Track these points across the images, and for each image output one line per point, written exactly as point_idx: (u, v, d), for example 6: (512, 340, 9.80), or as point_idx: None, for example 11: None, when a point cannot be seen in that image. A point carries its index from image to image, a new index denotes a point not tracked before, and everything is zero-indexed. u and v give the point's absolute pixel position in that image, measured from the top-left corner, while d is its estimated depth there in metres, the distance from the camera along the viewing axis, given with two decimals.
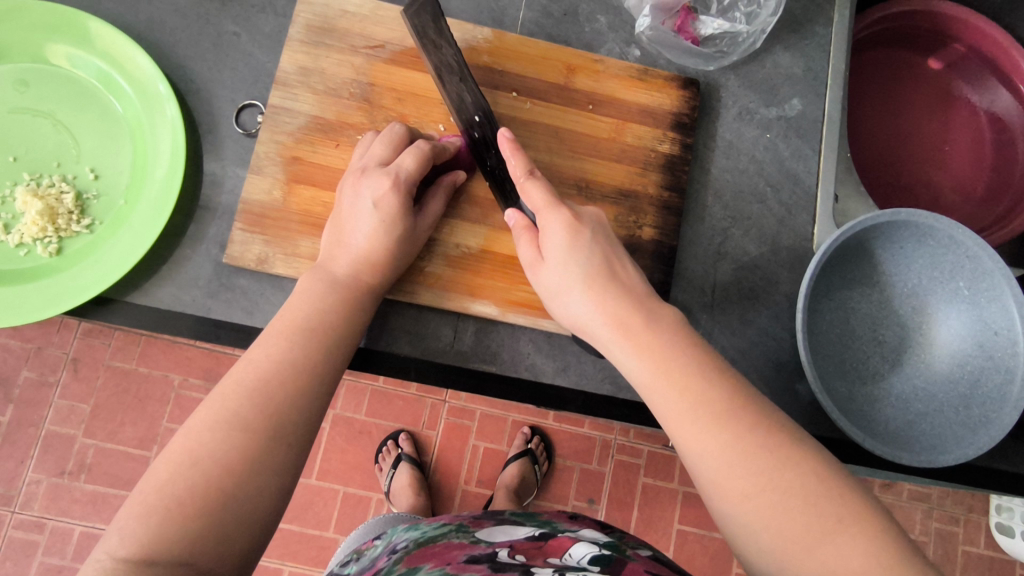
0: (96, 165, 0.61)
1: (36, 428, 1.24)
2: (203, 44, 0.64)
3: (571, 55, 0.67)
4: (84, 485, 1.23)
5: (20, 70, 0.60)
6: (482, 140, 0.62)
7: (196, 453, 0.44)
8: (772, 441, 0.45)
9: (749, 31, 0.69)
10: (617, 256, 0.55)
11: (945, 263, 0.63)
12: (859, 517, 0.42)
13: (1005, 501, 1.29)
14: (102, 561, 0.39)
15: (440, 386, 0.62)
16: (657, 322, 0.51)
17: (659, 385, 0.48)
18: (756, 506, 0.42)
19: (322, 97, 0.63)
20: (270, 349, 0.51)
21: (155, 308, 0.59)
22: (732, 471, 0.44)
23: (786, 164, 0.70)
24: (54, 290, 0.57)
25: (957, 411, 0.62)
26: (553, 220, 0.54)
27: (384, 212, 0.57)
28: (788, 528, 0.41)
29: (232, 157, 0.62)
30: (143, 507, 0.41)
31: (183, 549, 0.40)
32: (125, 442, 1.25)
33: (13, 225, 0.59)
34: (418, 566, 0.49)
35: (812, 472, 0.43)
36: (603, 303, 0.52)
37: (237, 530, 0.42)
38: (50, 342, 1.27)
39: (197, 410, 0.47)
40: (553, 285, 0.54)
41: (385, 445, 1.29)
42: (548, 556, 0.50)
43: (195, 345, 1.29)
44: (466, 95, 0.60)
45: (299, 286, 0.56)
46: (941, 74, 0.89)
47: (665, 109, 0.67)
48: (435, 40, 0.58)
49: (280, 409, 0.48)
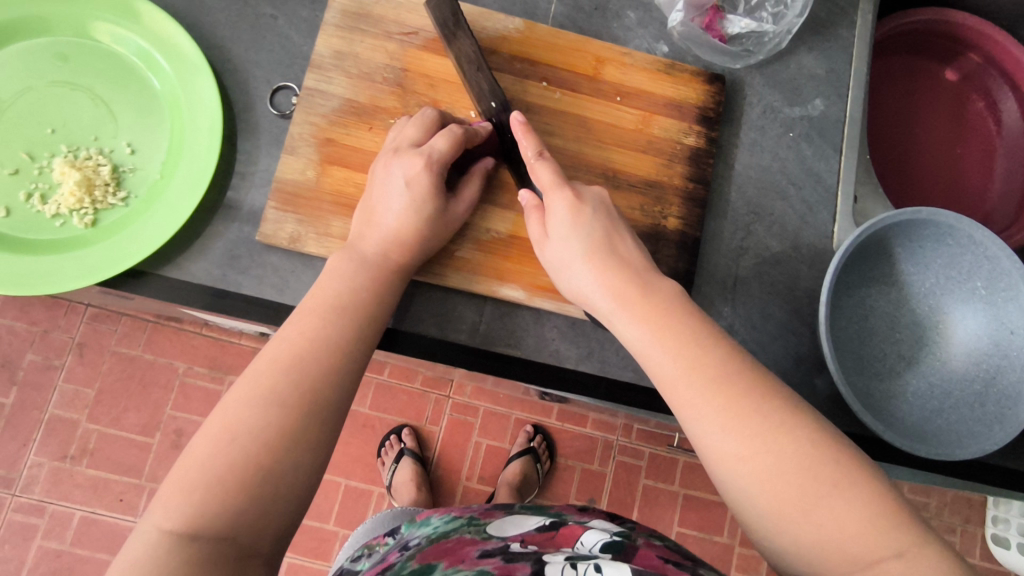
0: (133, 139, 0.61)
1: (40, 412, 1.24)
2: (241, 26, 0.65)
3: (600, 47, 0.68)
4: (85, 471, 1.23)
5: (60, 43, 0.61)
6: (500, 126, 0.62)
7: (235, 428, 0.44)
8: (769, 405, 0.46)
9: (775, 31, 0.70)
10: (619, 232, 0.56)
11: (963, 263, 0.64)
12: (853, 480, 0.43)
13: (1001, 512, 1.30)
14: (149, 533, 0.39)
15: (463, 366, 0.62)
16: (656, 292, 0.52)
17: (660, 354, 0.49)
18: (752, 468, 0.44)
19: (356, 81, 0.63)
20: (302, 326, 0.51)
21: (186, 284, 0.60)
22: (729, 435, 0.45)
23: (808, 163, 0.71)
24: (92, 261, 0.58)
25: (972, 408, 0.63)
26: (557, 199, 0.56)
27: (415, 192, 0.58)
28: (784, 490, 0.43)
29: (267, 138, 0.63)
30: (185, 482, 0.42)
31: (226, 524, 0.41)
32: (128, 428, 1.25)
33: (50, 195, 0.60)
34: (432, 565, 0.49)
35: (808, 437, 0.45)
36: (603, 275, 0.53)
37: (276, 505, 0.43)
38: (57, 326, 1.27)
39: (232, 386, 0.47)
40: (557, 259, 0.56)
41: (388, 439, 1.29)
42: (561, 547, 0.52)
43: (200, 333, 1.29)
44: (482, 86, 0.61)
45: (329, 264, 0.57)
46: (956, 84, 0.91)
47: (691, 103, 0.68)
48: (454, 30, 0.59)
49: (314, 386, 0.48)
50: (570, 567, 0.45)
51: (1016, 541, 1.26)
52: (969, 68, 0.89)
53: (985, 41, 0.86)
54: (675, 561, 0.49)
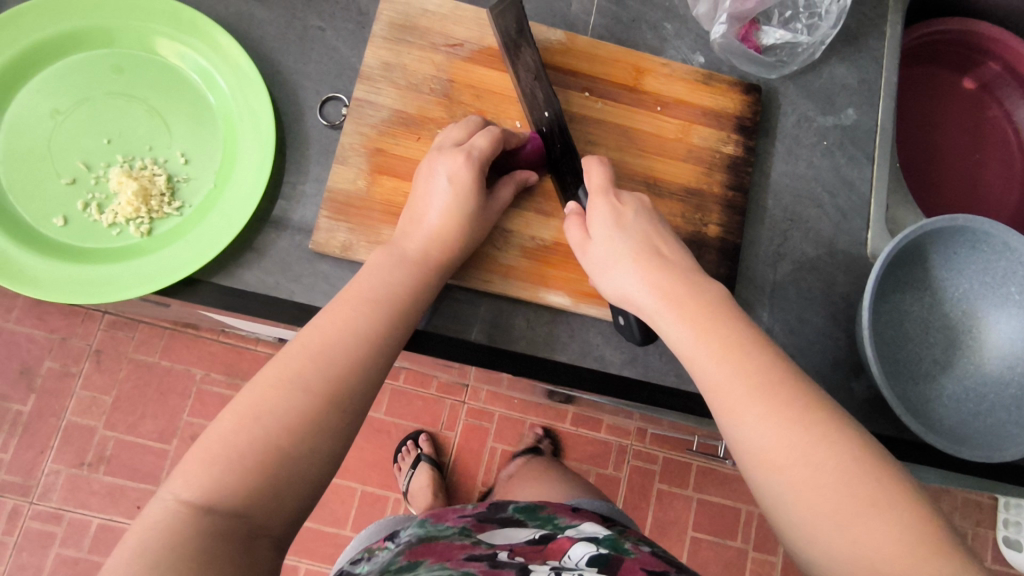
0: (187, 149, 0.63)
1: (58, 419, 1.24)
2: (290, 36, 0.66)
3: (641, 58, 0.70)
4: (102, 478, 1.23)
5: (117, 56, 0.63)
6: (548, 136, 0.65)
7: (259, 407, 0.45)
8: (815, 417, 0.44)
9: (810, 42, 0.72)
10: (661, 236, 0.56)
11: (998, 268, 0.65)
12: (895, 499, 0.41)
13: (1013, 515, 1.32)
14: (168, 501, 0.41)
15: (512, 373, 0.63)
16: (701, 296, 0.51)
17: (703, 357, 0.48)
18: (791, 478, 0.43)
19: (404, 92, 0.65)
20: (334, 314, 0.51)
21: (238, 292, 0.60)
22: (772, 442, 0.44)
23: (843, 171, 0.72)
24: (148, 269, 0.58)
25: (1009, 411, 0.64)
26: (601, 202, 0.56)
27: (458, 188, 0.58)
28: (823, 504, 0.41)
29: (317, 149, 0.65)
30: (207, 455, 0.43)
31: (240, 501, 0.42)
32: (145, 435, 1.26)
33: (106, 205, 0.61)
34: (418, 562, 0.51)
35: (852, 453, 0.43)
36: (649, 276, 0.53)
37: (289, 488, 0.44)
38: (74, 333, 1.27)
39: (263, 366, 0.49)
40: (599, 260, 0.56)
41: (405, 445, 1.30)
42: (547, 558, 0.51)
43: (217, 340, 1.29)
44: (538, 94, 0.64)
45: (370, 260, 0.57)
46: (976, 92, 0.92)
47: (729, 113, 0.70)
48: (516, 39, 0.62)
49: (339, 376, 0.48)
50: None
51: None
52: (989, 77, 0.91)
53: (1004, 50, 0.88)
54: (660, 574, 0.49)
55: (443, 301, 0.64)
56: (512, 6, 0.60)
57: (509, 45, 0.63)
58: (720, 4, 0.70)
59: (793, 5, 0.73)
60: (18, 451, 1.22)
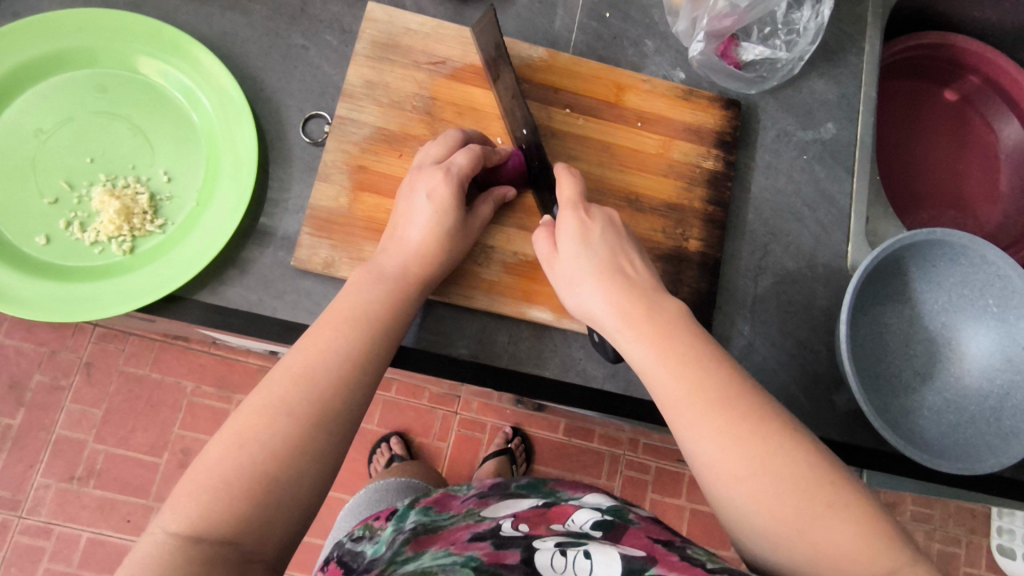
0: (169, 168, 0.63)
1: (47, 433, 1.23)
2: (274, 55, 0.67)
3: (621, 74, 0.70)
4: (91, 491, 1.22)
5: (101, 75, 0.63)
6: (528, 153, 0.66)
7: (244, 435, 0.43)
8: (768, 428, 0.45)
9: (788, 59, 0.73)
10: (627, 250, 0.55)
11: (975, 281, 0.66)
12: (846, 501, 0.42)
13: (1006, 522, 1.34)
14: (157, 535, 0.39)
15: (495, 388, 0.64)
16: (660, 312, 0.51)
17: (663, 374, 0.47)
18: (750, 489, 0.43)
19: (386, 110, 0.66)
20: (314, 337, 0.50)
21: (221, 309, 0.61)
22: (729, 455, 0.44)
23: (822, 185, 0.73)
24: (130, 287, 0.59)
25: (988, 423, 0.64)
26: (569, 218, 0.56)
27: (437, 203, 0.58)
28: (781, 512, 0.42)
29: (300, 166, 0.65)
30: (195, 486, 0.41)
31: (230, 529, 0.40)
32: (136, 448, 1.25)
33: (89, 223, 0.61)
34: (422, 551, 0.50)
35: (805, 459, 0.44)
36: (612, 295, 0.52)
37: (281, 513, 0.42)
38: (64, 346, 1.27)
39: (249, 392, 0.47)
40: (566, 277, 0.55)
41: (381, 445, 1.29)
42: (551, 523, 0.52)
43: (207, 352, 1.29)
44: (516, 113, 0.64)
45: (350, 279, 0.57)
46: (957, 104, 0.93)
47: (709, 128, 0.71)
48: (495, 57, 0.63)
49: (324, 397, 0.47)
50: (558, 555, 0.45)
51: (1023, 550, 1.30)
52: (968, 89, 0.92)
53: (984, 63, 0.89)
54: (665, 540, 0.47)
55: (427, 317, 0.64)
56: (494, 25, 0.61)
57: (490, 62, 0.65)
58: (698, 21, 0.71)
59: (771, 21, 0.74)
60: (6, 465, 1.21)
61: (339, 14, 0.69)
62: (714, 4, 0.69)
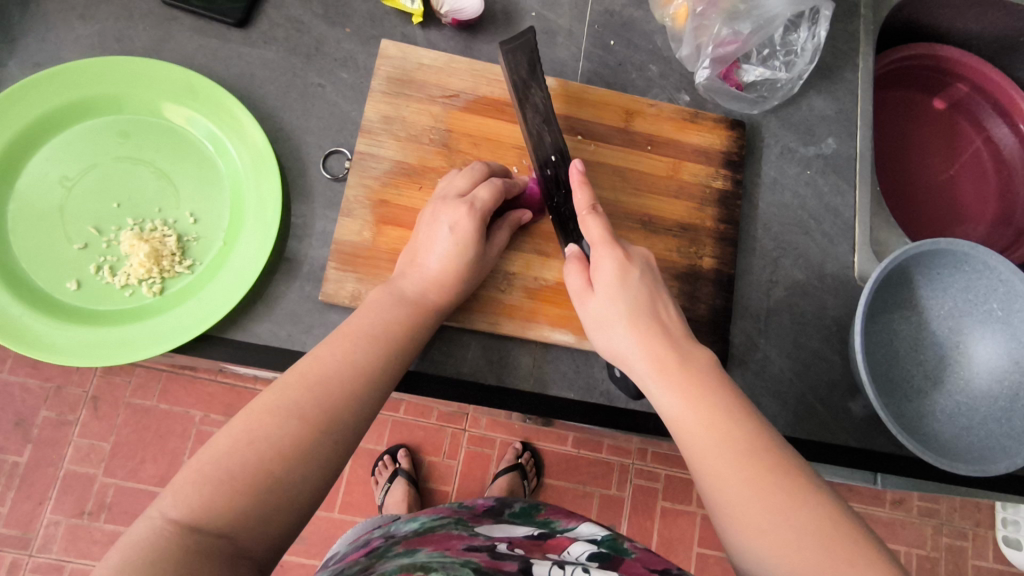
0: (195, 210, 0.65)
1: (55, 468, 1.22)
2: (291, 95, 0.69)
3: (629, 100, 0.72)
4: (103, 526, 1.21)
5: (125, 122, 0.65)
6: (554, 178, 0.66)
7: (254, 432, 0.44)
8: (795, 486, 0.45)
9: (788, 78, 0.76)
10: (660, 296, 0.57)
11: (979, 287, 0.68)
12: (875, 568, 0.40)
13: (1009, 513, 1.34)
14: (154, 519, 0.39)
15: (521, 411, 0.65)
16: (692, 361, 0.52)
17: (692, 422, 0.49)
18: (773, 546, 0.42)
19: (404, 144, 0.67)
20: (334, 347, 0.51)
21: (251, 345, 0.62)
22: (754, 508, 0.44)
23: (827, 198, 0.75)
24: (163, 328, 0.60)
25: (1000, 423, 0.66)
26: (605, 255, 0.57)
27: (459, 237, 0.60)
28: (805, 574, 0.41)
29: (322, 201, 0.67)
30: (199, 475, 0.41)
31: (226, 521, 0.40)
32: (146, 480, 1.23)
33: (118, 267, 0.62)
34: (416, 549, 0.52)
35: (833, 522, 0.43)
36: (644, 340, 0.53)
37: (276, 513, 0.42)
38: (70, 380, 1.26)
39: (260, 393, 0.48)
40: (598, 318, 0.56)
41: (381, 459, 1.29)
42: (547, 551, 0.53)
43: (215, 380, 1.29)
44: (546, 136, 0.65)
45: (368, 298, 0.58)
46: (947, 110, 0.96)
47: (716, 148, 0.73)
48: (525, 80, 0.63)
49: (334, 406, 0.48)
50: (557, 568, 0.47)
51: None
52: (957, 96, 0.95)
53: (971, 72, 0.92)
54: (662, 569, 0.49)
55: (452, 344, 0.66)
56: (523, 44, 0.61)
57: (518, 85, 0.62)
58: (703, 48, 0.73)
59: (770, 43, 0.76)
60: (15, 504, 1.20)
61: (353, 52, 0.71)
62: (718, 31, 0.72)
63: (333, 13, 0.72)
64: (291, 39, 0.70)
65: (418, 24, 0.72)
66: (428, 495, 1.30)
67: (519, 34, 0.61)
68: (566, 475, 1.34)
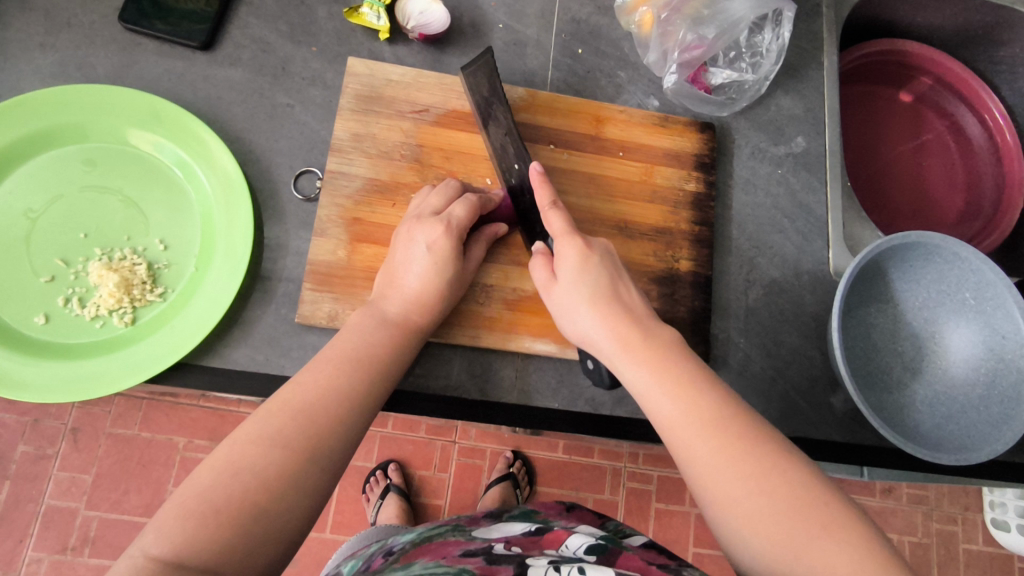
0: (165, 236, 0.64)
1: (35, 504, 1.19)
2: (259, 116, 0.68)
3: (599, 107, 0.73)
4: (88, 561, 1.17)
5: (88, 150, 0.64)
6: (519, 188, 0.66)
7: (238, 463, 0.43)
8: (764, 451, 0.45)
9: (755, 79, 0.76)
10: (623, 279, 0.57)
11: (951, 277, 0.69)
12: (847, 527, 0.40)
13: (997, 496, 1.34)
14: (136, 558, 0.38)
15: (507, 424, 0.65)
16: (657, 340, 0.52)
17: (660, 399, 0.49)
18: (744, 512, 0.42)
19: (376, 161, 0.67)
20: (315, 373, 0.51)
21: (228, 371, 0.61)
22: (724, 476, 0.44)
23: (799, 196, 0.76)
24: (135, 359, 0.58)
25: (979, 411, 0.67)
26: (566, 243, 0.57)
27: (436, 255, 0.59)
28: (778, 534, 0.40)
29: (295, 222, 0.66)
30: (181, 509, 0.40)
31: (212, 557, 0.39)
32: (130, 511, 1.20)
33: (88, 298, 0.61)
34: (413, 562, 0.51)
35: (802, 482, 0.43)
36: (608, 320, 0.54)
37: (264, 545, 0.41)
38: (47, 414, 1.23)
39: (243, 422, 0.47)
40: (563, 304, 0.56)
41: (374, 475, 1.28)
42: (544, 548, 0.52)
43: (198, 405, 1.26)
44: (508, 147, 0.66)
45: (348, 322, 0.57)
46: (913, 104, 0.97)
47: (687, 151, 0.73)
48: (487, 98, 0.65)
49: (319, 432, 0.47)
50: (553, 569, 0.44)
51: (1015, 523, 1.31)
52: (922, 89, 0.96)
53: (933, 65, 0.94)
54: (660, 564, 0.49)
55: (435, 360, 0.65)
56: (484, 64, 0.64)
57: (480, 104, 0.65)
58: (669, 54, 0.74)
59: (735, 45, 0.77)
60: None
61: (320, 70, 0.71)
62: (683, 37, 0.73)
63: (299, 32, 0.71)
64: (257, 59, 0.70)
65: (386, 39, 0.72)
66: (420, 510, 1.29)
67: (478, 56, 0.64)
68: (559, 482, 1.33)
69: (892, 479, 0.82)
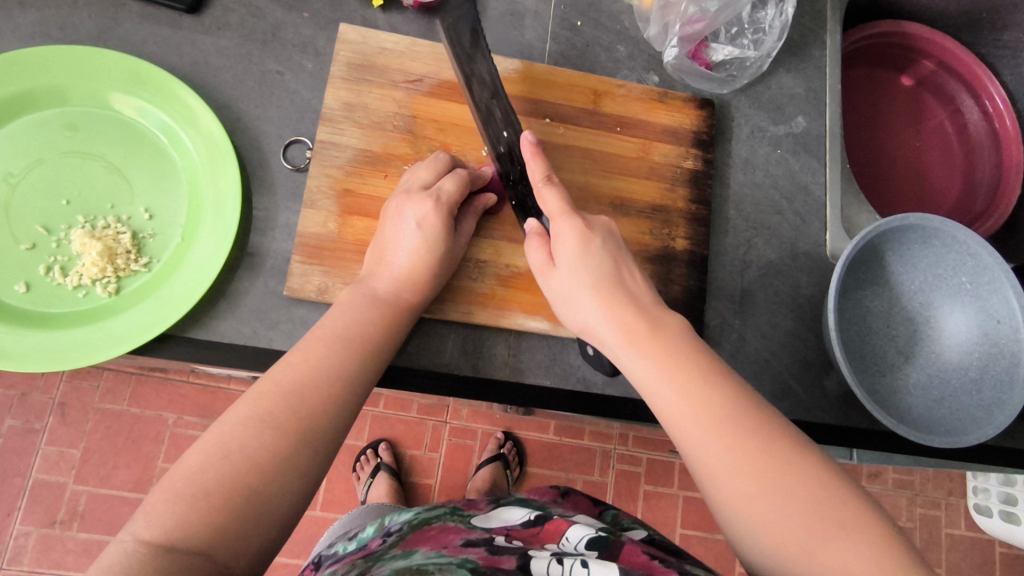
0: (150, 205, 0.62)
1: (23, 478, 1.17)
2: (248, 83, 0.67)
3: (596, 81, 0.71)
4: (77, 535, 1.17)
5: (70, 114, 0.62)
6: (508, 155, 0.63)
7: (228, 445, 0.42)
8: (773, 445, 0.44)
9: (757, 56, 0.75)
10: (625, 265, 0.56)
11: (948, 260, 0.69)
12: (861, 523, 0.40)
13: (980, 482, 1.36)
14: (126, 543, 0.37)
15: (498, 402, 0.64)
16: (660, 327, 0.51)
17: (665, 390, 0.48)
18: (756, 506, 0.42)
19: (368, 131, 0.65)
20: (306, 353, 0.49)
21: (215, 343, 0.60)
22: (733, 473, 0.43)
23: (798, 176, 0.75)
24: (119, 330, 0.57)
25: (970, 395, 0.67)
26: (565, 226, 0.56)
27: (427, 231, 0.58)
28: (790, 531, 0.40)
29: (285, 193, 0.65)
30: (172, 493, 0.40)
31: (205, 539, 0.38)
32: (119, 486, 1.19)
33: (70, 267, 0.60)
34: (414, 548, 0.50)
35: (814, 477, 0.43)
36: (611, 308, 0.52)
37: (259, 529, 0.40)
38: (34, 388, 1.21)
39: (231, 406, 0.46)
40: (564, 291, 0.55)
41: (364, 453, 1.28)
42: (546, 542, 0.52)
43: (187, 381, 1.24)
44: (494, 110, 0.62)
45: (339, 299, 0.56)
46: (914, 88, 0.96)
47: (686, 128, 0.72)
48: (469, 53, 0.61)
49: (311, 414, 0.46)
50: (556, 563, 0.45)
51: (997, 508, 1.32)
52: (923, 73, 0.95)
53: (935, 48, 0.92)
54: (662, 558, 0.48)
55: (426, 336, 0.64)
56: (461, 18, 0.60)
57: (461, 60, 0.60)
58: (671, 27, 0.72)
59: (737, 21, 0.75)
60: None
61: (312, 37, 0.69)
62: (685, 9, 0.70)
63: None
64: (246, 24, 0.68)
65: (379, 7, 0.70)
66: (411, 489, 1.29)
67: (453, 9, 0.60)
68: (549, 464, 1.33)
69: (875, 462, 0.87)
